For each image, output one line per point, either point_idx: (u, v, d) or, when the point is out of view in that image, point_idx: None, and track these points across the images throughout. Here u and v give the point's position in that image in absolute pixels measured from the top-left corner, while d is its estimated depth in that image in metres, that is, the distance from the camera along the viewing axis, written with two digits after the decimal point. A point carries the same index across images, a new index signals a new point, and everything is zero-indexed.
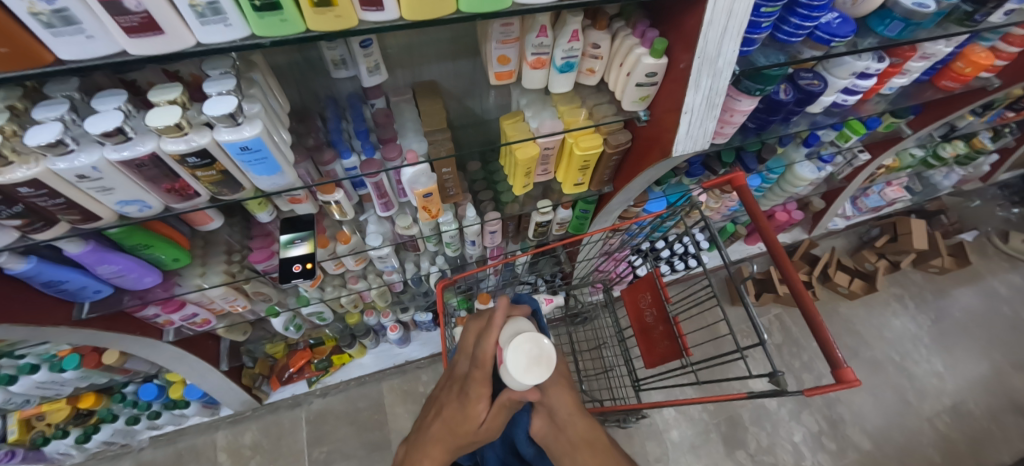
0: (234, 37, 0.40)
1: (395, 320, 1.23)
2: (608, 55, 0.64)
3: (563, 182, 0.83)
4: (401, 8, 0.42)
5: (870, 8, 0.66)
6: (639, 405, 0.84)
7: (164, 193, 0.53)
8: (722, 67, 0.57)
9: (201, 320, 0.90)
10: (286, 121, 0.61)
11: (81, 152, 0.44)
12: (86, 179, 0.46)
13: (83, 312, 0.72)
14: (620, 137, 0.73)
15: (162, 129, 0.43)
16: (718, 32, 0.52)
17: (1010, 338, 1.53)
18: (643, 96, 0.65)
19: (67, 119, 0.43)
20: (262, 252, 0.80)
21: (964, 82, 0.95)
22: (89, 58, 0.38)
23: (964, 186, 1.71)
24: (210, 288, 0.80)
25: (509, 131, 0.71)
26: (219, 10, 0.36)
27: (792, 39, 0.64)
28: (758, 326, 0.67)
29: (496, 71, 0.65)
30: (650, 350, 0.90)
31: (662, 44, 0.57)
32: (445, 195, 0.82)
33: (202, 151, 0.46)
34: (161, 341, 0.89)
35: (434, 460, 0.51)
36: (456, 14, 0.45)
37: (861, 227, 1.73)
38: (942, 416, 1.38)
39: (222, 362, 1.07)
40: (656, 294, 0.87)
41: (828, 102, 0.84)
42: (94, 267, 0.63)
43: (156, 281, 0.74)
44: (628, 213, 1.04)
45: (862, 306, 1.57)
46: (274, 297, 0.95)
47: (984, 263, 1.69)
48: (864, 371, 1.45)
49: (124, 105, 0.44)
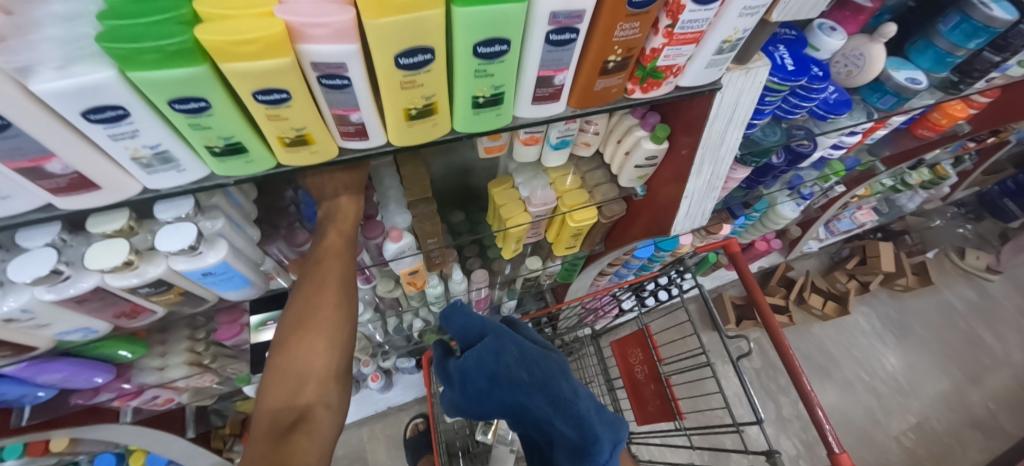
0: (188, 181, 0.33)
1: (377, 368, 1.16)
2: (606, 131, 0.61)
3: (554, 244, 0.79)
4: (386, 134, 0.35)
5: (863, 81, 0.66)
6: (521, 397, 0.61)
7: (113, 317, 0.45)
8: (724, 154, 0.55)
9: (165, 399, 0.82)
10: (252, 212, 0.53)
11: (8, 293, 0.37)
12: (16, 321, 0.39)
13: (23, 417, 0.62)
14: (615, 208, 0.71)
15: (108, 269, 0.37)
16: (722, 123, 0.51)
17: (966, 353, 1.63)
18: (641, 175, 0.62)
19: (59, 241, 0.37)
20: (230, 329, 0.73)
21: (941, 130, 0.96)
22: (12, 215, 0.31)
23: (926, 206, 1.79)
24: (171, 369, 0.72)
25: (498, 201, 0.69)
26: (169, 158, 0.30)
27: (790, 115, 0.61)
28: (754, 402, 0.67)
29: (486, 146, 0.60)
30: (641, 407, 0.90)
31: (663, 131, 0.54)
32: (430, 264, 0.77)
33: (158, 281, 0.40)
34: (117, 424, 0.79)
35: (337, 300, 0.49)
36: (451, 134, 0.38)
37: (832, 247, 1.78)
38: (908, 433, 1.47)
39: (189, 429, 0.99)
40: (648, 352, 0.87)
41: (817, 156, 0.84)
42: (35, 377, 0.55)
43: (108, 377, 0.65)
44: (618, 260, 1.02)
45: (833, 326, 1.64)
46: (246, 369, 0.86)
47: (941, 279, 1.78)
48: (835, 391, 1.52)
49: (128, 222, 0.37)
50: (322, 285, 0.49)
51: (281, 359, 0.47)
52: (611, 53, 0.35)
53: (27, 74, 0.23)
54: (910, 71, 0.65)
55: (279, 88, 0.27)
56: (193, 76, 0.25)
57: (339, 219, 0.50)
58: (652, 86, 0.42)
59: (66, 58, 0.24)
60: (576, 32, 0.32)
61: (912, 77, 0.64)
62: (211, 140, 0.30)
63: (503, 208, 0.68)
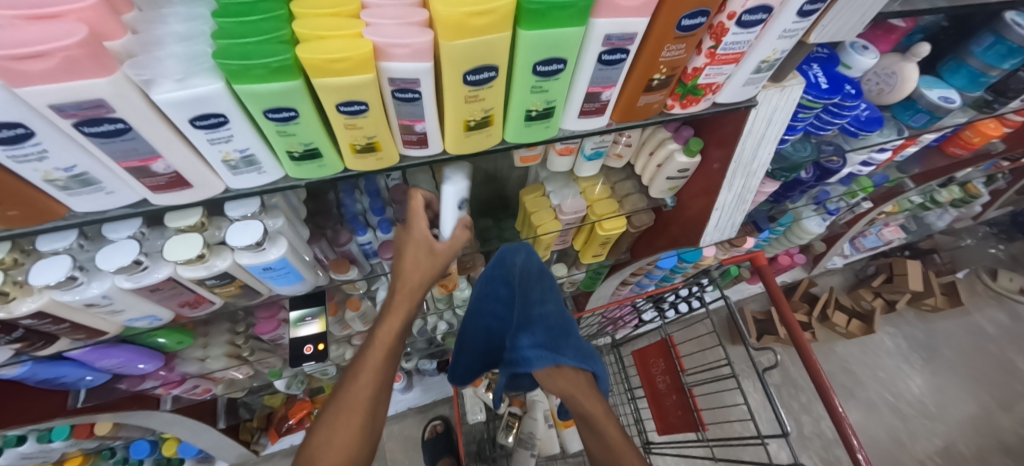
0: (265, 182, 0.36)
1: (398, 369, 1.19)
2: (638, 143, 0.62)
3: (580, 252, 0.81)
4: (445, 143, 0.38)
5: (895, 99, 0.66)
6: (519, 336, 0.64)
7: (177, 306, 0.48)
8: (756, 168, 0.56)
9: (203, 389, 0.85)
10: (303, 213, 0.56)
11: (91, 281, 0.41)
12: (95, 306, 0.42)
13: (79, 399, 0.66)
14: (643, 218, 0.72)
15: (182, 260, 0.40)
16: (755, 139, 0.53)
17: (997, 378, 1.59)
18: (672, 186, 0.63)
19: (140, 233, 0.41)
20: (269, 323, 0.76)
21: (973, 148, 0.96)
22: (108, 209, 0.35)
23: (956, 224, 1.75)
24: (212, 360, 0.76)
25: (530, 208, 0.71)
26: (253, 161, 0.34)
27: (822, 131, 0.63)
28: (780, 416, 0.67)
29: (522, 155, 0.63)
30: (662, 417, 0.90)
31: (696, 144, 0.56)
32: (461, 267, 0.80)
33: (224, 274, 0.44)
34: (158, 411, 0.82)
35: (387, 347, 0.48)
36: (501, 144, 0.41)
37: (857, 264, 1.75)
38: (934, 457, 1.43)
39: (220, 419, 1.02)
40: (671, 362, 0.88)
41: (845, 172, 0.84)
42: (95, 361, 0.58)
43: (157, 364, 0.68)
44: (641, 269, 1.03)
45: (857, 345, 1.60)
46: (279, 363, 0.89)
47: (972, 300, 1.73)
48: (858, 411, 1.49)
49: (201, 219, 0.41)
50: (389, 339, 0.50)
51: (343, 411, 0.45)
52: (656, 72, 0.37)
53: (151, 85, 0.26)
54: (943, 90, 0.65)
55: (360, 100, 0.30)
56: (289, 90, 0.28)
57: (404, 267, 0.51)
58: (691, 102, 0.44)
59: (186, 72, 0.27)
60: (626, 53, 0.34)
61: (945, 95, 0.65)
62: (292, 145, 0.33)
63: (536, 217, 0.70)
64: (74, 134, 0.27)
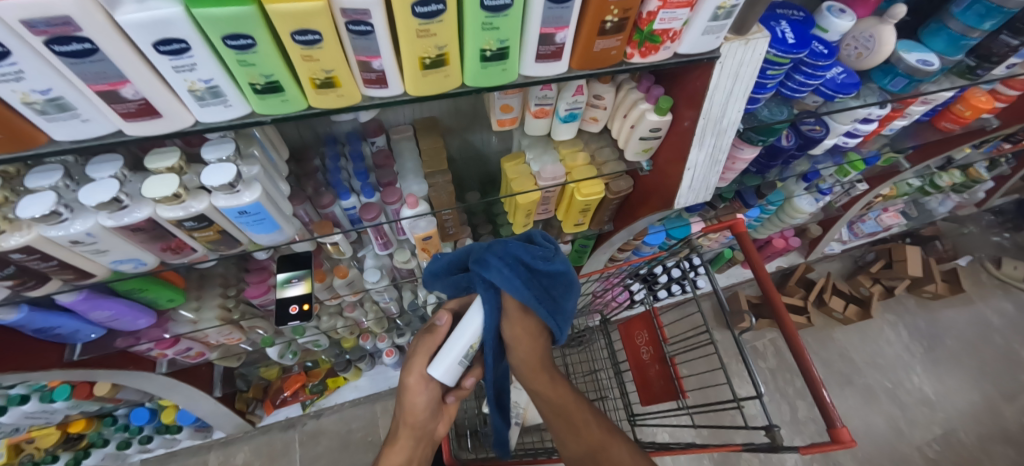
0: (232, 116, 0.38)
1: (391, 344, 1.21)
2: (611, 106, 0.64)
3: (563, 221, 0.82)
4: (405, 84, 0.40)
5: (874, 63, 0.66)
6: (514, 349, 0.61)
7: (160, 251, 0.51)
8: (726, 126, 0.57)
9: (196, 352, 0.88)
10: (284, 170, 0.59)
11: (75, 219, 0.43)
12: (81, 244, 0.45)
13: (75, 353, 0.69)
14: (621, 184, 0.73)
15: (159, 199, 0.43)
16: (723, 94, 0.53)
17: (1000, 367, 1.56)
18: (646, 148, 0.64)
19: (121, 175, 0.43)
20: (259, 287, 0.79)
21: (965, 123, 0.95)
22: (85, 138, 0.37)
23: (959, 211, 1.73)
24: (205, 323, 0.78)
25: (510, 175, 0.72)
26: (219, 93, 0.36)
27: (797, 94, 0.63)
28: (755, 379, 0.67)
29: (498, 118, 0.65)
30: (646, 387, 0.91)
31: (666, 102, 0.57)
32: (444, 234, 0.82)
33: (200, 216, 0.46)
34: (154, 373, 0.86)
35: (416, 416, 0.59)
36: (461, 88, 0.42)
37: (857, 251, 1.73)
38: (932, 444, 1.41)
39: (216, 388, 1.05)
40: (653, 333, 0.88)
41: (829, 144, 0.84)
42: (88, 313, 0.61)
43: (150, 321, 0.71)
44: (628, 245, 1.03)
45: (856, 332, 1.59)
46: (270, 329, 0.92)
47: (976, 289, 1.71)
48: (855, 398, 1.47)
49: (178, 162, 0.43)
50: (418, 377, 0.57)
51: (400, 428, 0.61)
52: (608, 13, 0.38)
53: (113, 5, 0.28)
54: (921, 54, 0.65)
55: (313, 29, 0.32)
56: (242, 15, 0.30)
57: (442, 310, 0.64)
58: (650, 51, 0.45)
59: None
60: None
61: (924, 58, 0.65)
62: (253, 77, 0.35)
63: (516, 182, 0.71)
64: (45, 52, 0.29)
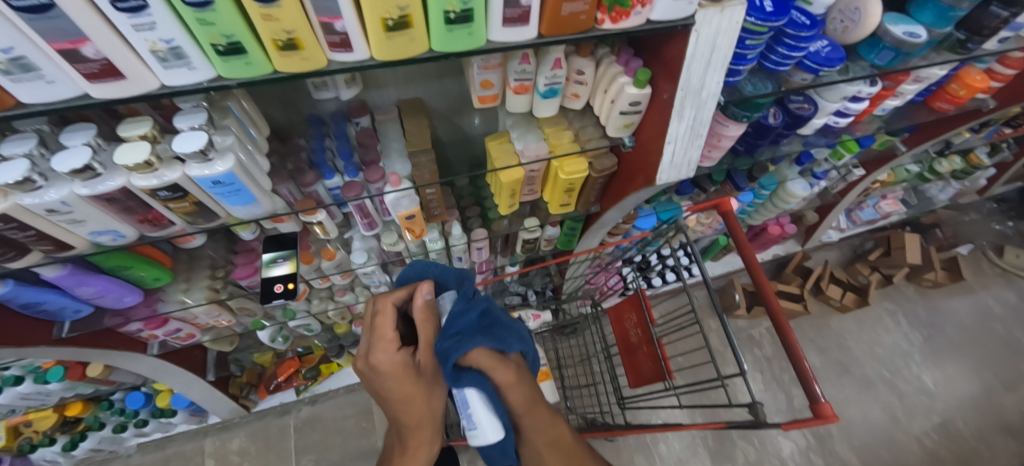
0: (198, 80, 0.39)
1: None
2: (592, 81, 0.63)
3: (549, 202, 0.82)
4: (370, 48, 0.40)
5: (860, 36, 0.65)
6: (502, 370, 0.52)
7: (138, 223, 0.51)
8: (706, 98, 0.56)
9: (186, 334, 0.89)
10: (264, 146, 0.60)
11: (50, 187, 0.44)
12: (56, 213, 0.45)
13: (63, 330, 0.70)
14: (605, 162, 0.73)
15: (131, 166, 0.43)
16: (701, 65, 0.52)
17: (1002, 356, 1.53)
18: (627, 123, 0.64)
19: (95, 143, 0.44)
20: (246, 268, 0.78)
21: (960, 103, 0.94)
22: (52, 101, 0.37)
23: (961, 199, 1.71)
24: (193, 304, 0.78)
25: (494, 154, 0.71)
26: (182, 55, 0.36)
27: (780, 67, 0.62)
28: (739, 355, 0.67)
29: (479, 95, 0.64)
30: (635, 370, 0.90)
31: (644, 75, 0.56)
32: (430, 215, 0.81)
33: (174, 186, 0.46)
34: (145, 355, 0.87)
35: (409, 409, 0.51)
36: (429, 53, 0.42)
37: (856, 240, 1.72)
38: (931, 434, 1.39)
39: (209, 372, 1.07)
40: (642, 315, 0.88)
41: (819, 123, 0.83)
42: (72, 288, 0.61)
43: (138, 300, 0.72)
44: (618, 229, 1.03)
45: (854, 320, 1.57)
46: (259, 312, 0.93)
47: (977, 278, 1.68)
48: (853, 387, 1.45)
49: (151, 131, 0.44)
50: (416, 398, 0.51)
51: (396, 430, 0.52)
52: None
53: None
54: (908, 26, 0.64)
55: None
56: None
57: (379, 328, 0.53)
58: (620, 16, 0.44)
59: None
60: None
61: (911, 30, 0.63)
62: (214, 37, 0.34)
63: (499, 161, 0.70)
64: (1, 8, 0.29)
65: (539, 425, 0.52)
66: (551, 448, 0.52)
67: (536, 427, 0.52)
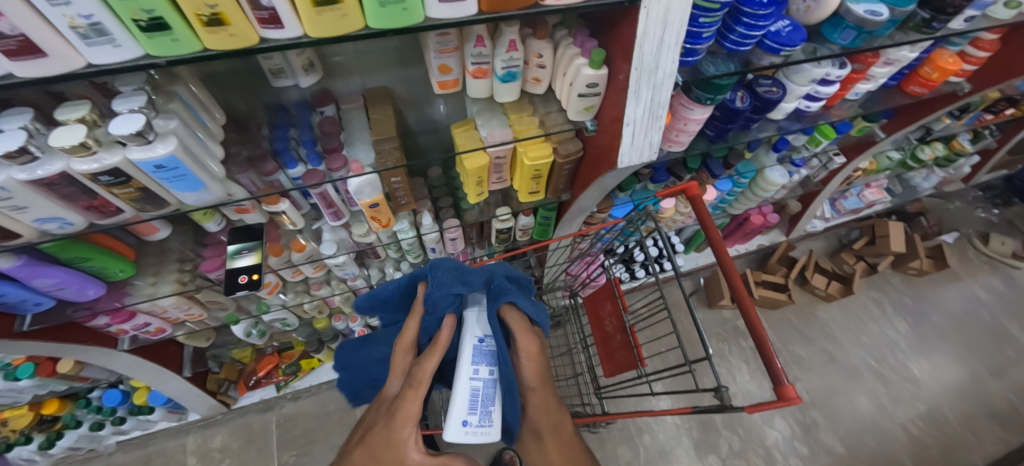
0: (126, 57, 0.38)
1: (364, 325, 1.21)
2: (551, 64, 0.63)
3: (518, 190, 0.82)
4: (303, 25, 0.40)
5: (823, 16, 0.64)
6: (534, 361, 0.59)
7: (84, 210, 0.51)
8: (662, 78, 0.55)
9: (156, 329, 0.88)
10: (218, 133, 0.59)
11: None
12: None
13: (25, 323, 0.69)
14: (569, 147, 0.73)
15: (66, 149, 0.42)
16: (654, 43, 0.51)
17: (988, 343, 1.53)
18: (587, 106, 0.64)
19: (31, 128, 0.43)
20: (214, 261, 0.77)
21: (933, 87, 0.93)
22: None
23: (945, 187, 1.71)
24: (161, 298, 0.77)
25: (458, 141, 0.70)
26: (104, 31, 0.35)
27: (740, 47, 0.62)
28: (705, 340, 0.66)
29: (438, 80, 0.63)
30: (610, 359, 0.90)
31: (599, 55, 0.56)
32: (397, 204, 0.81)
33: (115, 170, 0.45)
34: (116, 350, 0.87)
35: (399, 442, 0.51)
36: (366, 30, 0.42)
37: (841, 229, 1.72)
38: (916, 421, 1.38)
39: (185, 368, 1.06)
40: (615, 303, 0.88)
41: (790, 108, 0.83)
42: (29, 280, 0.60)
43: (102, 293, 0.71)
44: (594, 219, 1.03)
45: (840, 309, 1.57)
46: (231, 305, 0.92)
47: (963, 266, 1.68)
48: (838, 376, 1.45)
49: (89, 115, 0.43)
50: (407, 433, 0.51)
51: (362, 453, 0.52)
52: None
53: None
54: (870, 5, 0.63)
55: None
56: None
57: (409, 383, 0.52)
58: None
59: None
60: None
61: (873, 9, 0.63)
62: (135, 12, 0.34)
63: (463, 147, 0.70)
64: None
65: (548, 409, 0.59)
66: (553, 433, 0.59)
67: (543, 409, 0.59)
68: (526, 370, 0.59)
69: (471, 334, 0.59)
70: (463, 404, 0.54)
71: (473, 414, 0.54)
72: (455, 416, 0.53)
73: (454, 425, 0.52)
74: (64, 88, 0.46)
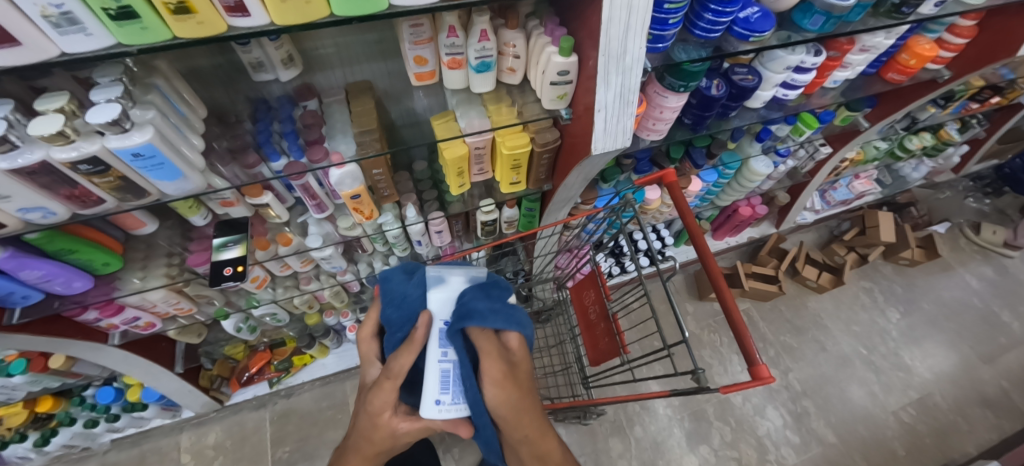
0: (98, 45, 0.40)
1: (355, 320, 1.24)
2: (525, 54, 0.64)
3: (499, 181, 0.83)
4: (269, 13, 0.41)
5: (791, 2, 0.66)
6: (499, 391, 0.53)
7: (66, 200, 0.52)
8: (630, 64, 0.56)
9: (146, 323, 0.89)
10: (198, 125, 0.60)
11: None
12: None
13: (14, 316, 0.70)
14: (547, 136, 0.75)
15: (45, 137, 0.43)
16: (620, 29, 0.52)
17: (980, 331, 1.53)
18: (561, 94, 0.66)
19: (11, 118, 0.44)
20: (201, 255, 0.79)
21: (911, 74, 0.94)
22: None
23: (935, 178, 1.71)
24: (149, 291, 0.79)
25: (438, 132, 0.71)
26: (75, 20, 0.36)
27: (710, 34, 0.63)
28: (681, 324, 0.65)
29: (415, 72, 0.65)
30: (594, 346, 0.91)
31: (568, 42, 0.57)
32: (380, 196, 0.82)
33: (93, 158, 0.47)
34: (107, 345, 0.88)
35: (379, 428, 0.55)
36: (333, 18, 0.44)
37: (833, 220, 1.73)
38: (908, 409, 1.38)
39: (177, 364, 1.07)
40: (598, 292, 0.88)
41: (767, 96, 0.84)
42: (16, 272, 0.61)
43: (89, 286, 0.72)
44: (579, 210, 1.05)
45: (830, 300, 1.58)
46: (220, 299, 0.94)
47: (954, 255, 1.69)
48: (830, 365, 1.45)
49: (67, 105, 0.44)
50: (381, 422, 0.55)
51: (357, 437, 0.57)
52: None
53: None
54: None
55: None
56: None
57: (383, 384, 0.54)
58: None
59: None
60: None
61: None
62: (104, 1, 0.35)
63: (442, 137, 0.71)
64: None
65: (528, 438, 0.55)
66: (536, 461, 0.56)
67: (525, 440, 0.55)
68: (493, 399, 0.53)
69: (437, 317, 0.59)
70: (434, 384, 0.53)
71: (445, 393, 0.53)
72: (427, 395, 0.52)
73: (426, 403, 0.52)
74: (44, 82, 0.47)
